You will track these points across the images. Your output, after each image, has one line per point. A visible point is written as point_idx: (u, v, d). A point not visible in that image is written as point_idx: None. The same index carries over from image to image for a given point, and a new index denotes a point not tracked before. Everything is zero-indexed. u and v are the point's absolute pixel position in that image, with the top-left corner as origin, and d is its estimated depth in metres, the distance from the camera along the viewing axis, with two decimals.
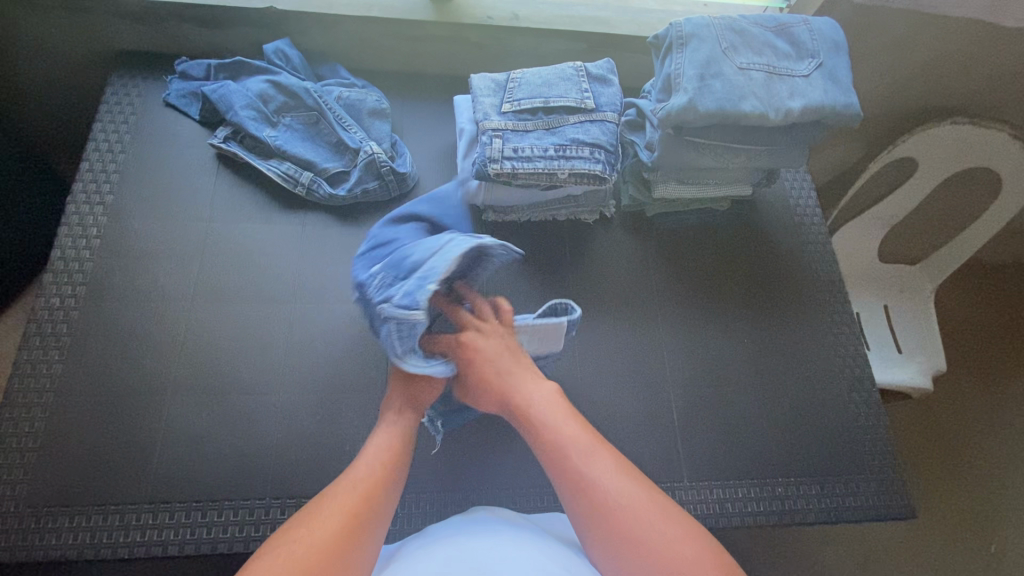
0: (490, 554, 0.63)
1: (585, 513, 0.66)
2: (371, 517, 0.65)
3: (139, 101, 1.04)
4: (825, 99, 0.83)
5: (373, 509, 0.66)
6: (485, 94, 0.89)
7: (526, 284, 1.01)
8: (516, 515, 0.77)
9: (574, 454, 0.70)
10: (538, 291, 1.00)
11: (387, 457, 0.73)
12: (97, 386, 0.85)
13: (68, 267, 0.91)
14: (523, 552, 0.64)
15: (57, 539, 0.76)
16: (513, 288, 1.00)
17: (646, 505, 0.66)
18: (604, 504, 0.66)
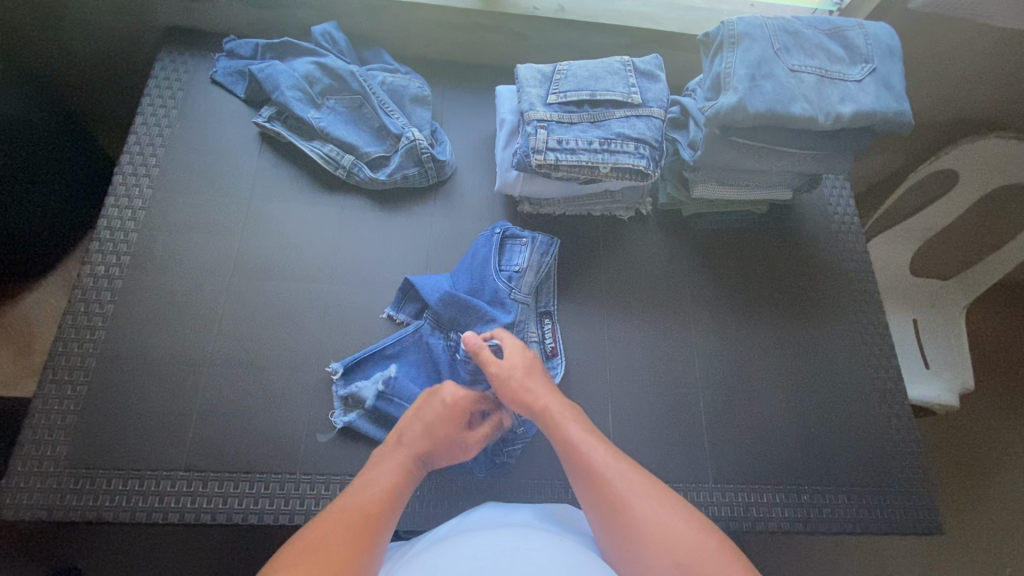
0: (515, 550, 0.61)
1: (591, 495, 0.69)
2: (379, 526, 0.66)
3: (187, 77, 1.05)
4: (877, 105, 0.82)
5: (376, 530, 0.65)
6: (531, 84, 0.89)
7: (560, 277, 1.01)
8: (533, 517, 0.74)
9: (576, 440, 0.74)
10: (572, 285, 1.00)
11: (394, 480, 0.72)
12: (138, 354, 0.87)
13: (114, 236, 0.93)
14: (548, 549, 0.62)
15: (95, 500, 0.78)
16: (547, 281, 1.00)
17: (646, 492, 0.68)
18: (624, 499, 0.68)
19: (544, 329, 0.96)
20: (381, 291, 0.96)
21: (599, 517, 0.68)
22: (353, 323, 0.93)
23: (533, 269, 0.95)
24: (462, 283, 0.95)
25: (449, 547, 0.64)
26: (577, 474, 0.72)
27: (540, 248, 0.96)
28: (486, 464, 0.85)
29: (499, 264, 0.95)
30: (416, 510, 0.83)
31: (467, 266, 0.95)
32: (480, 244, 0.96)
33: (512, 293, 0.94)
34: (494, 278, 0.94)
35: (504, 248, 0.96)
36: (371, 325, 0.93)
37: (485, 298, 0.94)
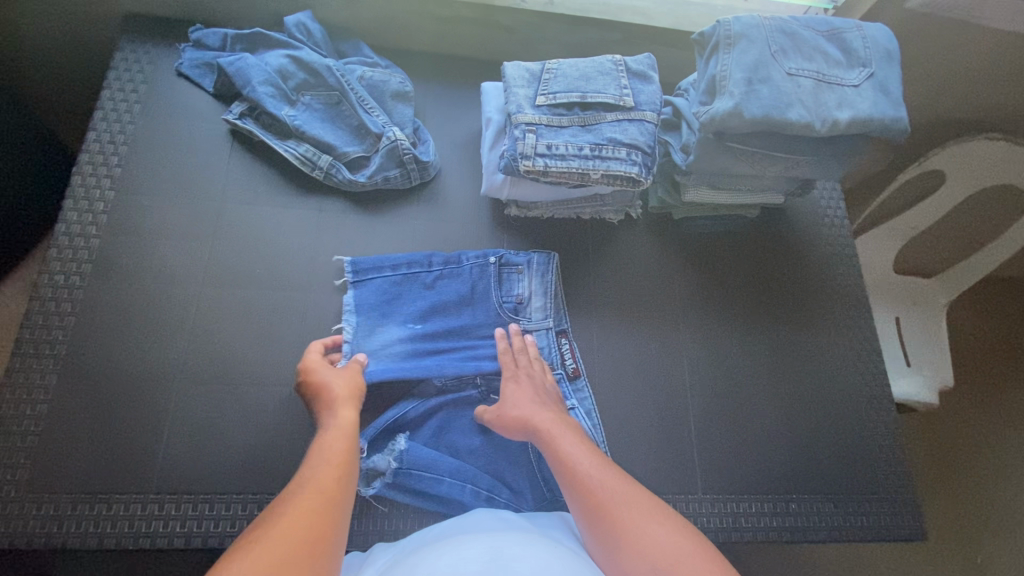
0: (501, 551, 0.59)
1: (576, 492, 0.70)
2: (338, 502, 0.61)
3: (150, 70, 0.99)
4: (874, 111, 0.79)
5: (333, 505, 0.60)
6: (519, 84, 0.84)
7: (559, 286, 0.97)
8: (515, 522, 0.72)
9: (562, 439, 0.76)
10: (563, 292, 0.97)
11: (340, 457, 0.67)
12: (101, 370, 0.82)
13: (73, 243, 0.87)
14: (533, 551, 0.60)
15: (60, 527, 0.74)
16: (557, 295, 0.96)
17: (631, 495, 0.68)
18: (605, 502, 0.67)
19: (562, 351, 0.94)
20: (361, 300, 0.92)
21: (584, 520, 0.67)
22: (332, 334, 0.89)
23: (536, 294, 0.95)
24: (448, 318, 0.92)
25: (446, 549, 0.61)
26: (564, 476, 0.72)
27: (539, 269, 0.96)
28: (537, 498, 0.84)
29: (500, 294, 0.94)
30: (401, 526, 0.81)
31: (456, 296, 0.93)
32: (474, 277, 0.94)
33: (521, 321, 0.94)
34: (498, 310, 0.94)
35: (502, 276, 0.95)
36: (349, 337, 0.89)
37: (489, 331, 0.93)
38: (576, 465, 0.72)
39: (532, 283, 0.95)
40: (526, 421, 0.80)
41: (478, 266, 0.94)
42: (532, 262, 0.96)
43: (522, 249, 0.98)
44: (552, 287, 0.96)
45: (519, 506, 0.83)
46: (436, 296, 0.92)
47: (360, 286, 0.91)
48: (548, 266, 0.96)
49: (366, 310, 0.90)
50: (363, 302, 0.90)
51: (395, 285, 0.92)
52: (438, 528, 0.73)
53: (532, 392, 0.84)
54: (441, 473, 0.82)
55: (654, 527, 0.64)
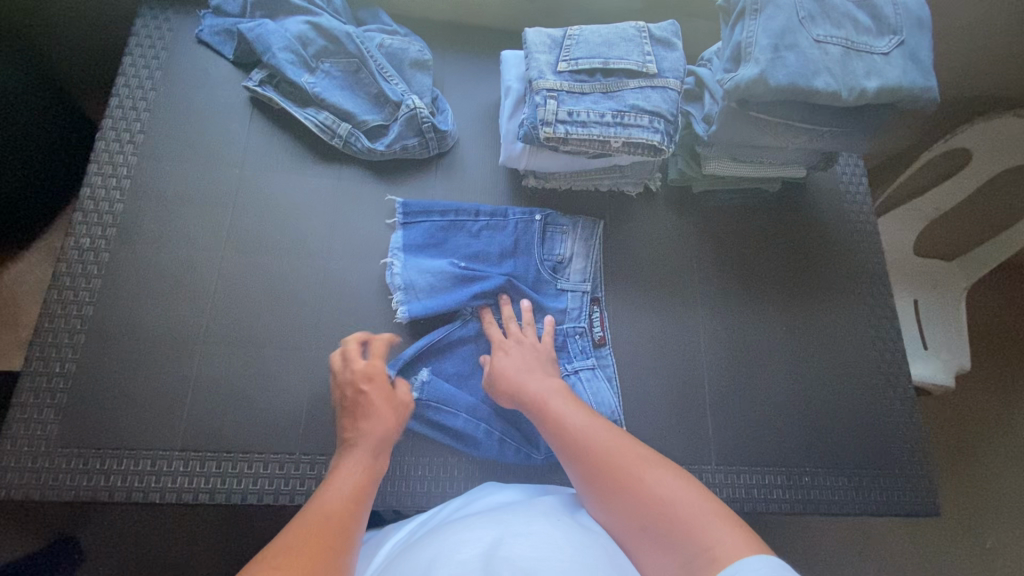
0: (507, 526, 0.58)
1: (572, 451, 0.69)
2: (351, 523, 0.61)
3: (171, 37, 0.99)
4: (904, 80, 0.78)
5: (348, 526, 0.60)
6: (540, 50, 0.83)
7: (590, 248, 0.98)
8: (517, 499, 0.72)
9: (552, 403, 0.76)
10: (588, 260, 0.97)
11: (359, 481, 0.67)
12: (127, 332, 0.84)
13: (98, 206, 0.88)
14: (538, 522, 0.59)
15: (90, 481, 0.77)
16: (588, 258, 0.97)
17: (625, 449, 0.67)
18: (599, 457, 0.66)
19: (594, 317, 0.95)
20: (380, 268, 0.92)
21: (581, 478, 0.67)
22: (351, 301, 0.90)
23: (577, 256, 0.97)
24: (490, 264, 0.94)
25: (452, 530, 0.60)
26: (560, 444, 0.71)
27: (583, 232, 0.98)
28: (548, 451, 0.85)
29: (541, 252, 0.96)
30: (419, 489, 0.83)
31: (500, 247, 0.95)
32: (518, 232, 0.96)
33: (559, 281, 0.96)
34: (538, 267, 0.95)
35: (545, 235, 0.97)
36: (368, 303, 0.90)
37: (528, 281, 0.95)
38: (568, 427, 0.72)
39: (575, 244, 0.97)
40: (519, 390, 0.79)
41: (524, 222, 0.96)
42: (577, 226, 0.98)
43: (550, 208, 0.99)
44: (593, 251, 0.97)
45: (531, 454, 0.85)
46: (480, 244, 0.94)
47: (409, 227, 0.94)
48: (593, 232, 0.98)
49: (412, 248, 0.93)
50: (410, 240, 0.93)
51: (442, 230, 0.94)
52: (444, 511, 0.73)
53: (523, 361, 0.84)
54: (460, 436, 0.84)
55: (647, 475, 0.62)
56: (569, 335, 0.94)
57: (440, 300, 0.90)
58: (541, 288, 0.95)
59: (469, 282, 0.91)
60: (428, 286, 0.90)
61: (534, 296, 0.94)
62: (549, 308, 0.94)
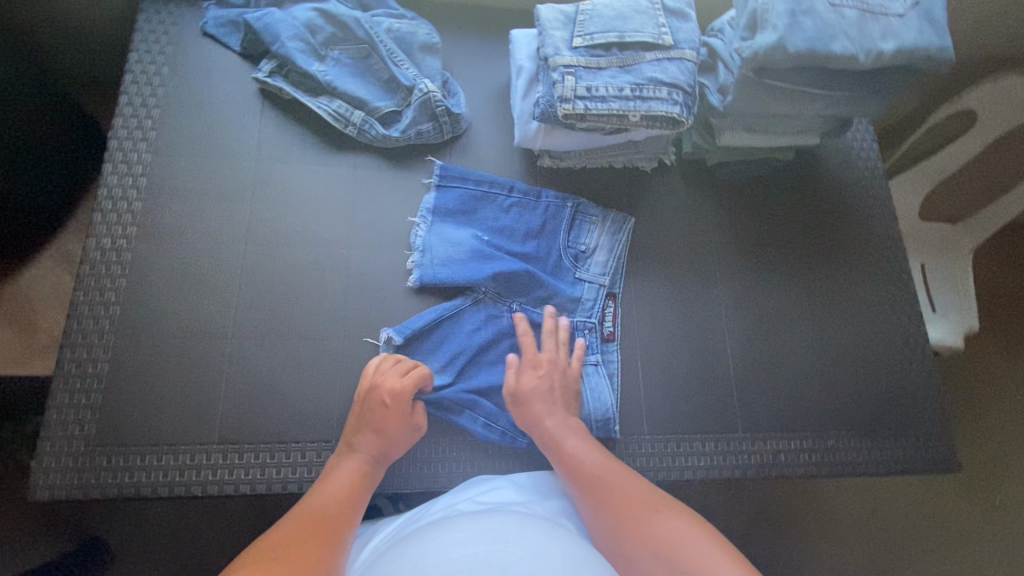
0: (505, 533, 0.59)
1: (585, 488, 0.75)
2: (338, 529, 0.66)
3: (175, 31, 0.98)
4: (920, 41, 0.78)
5: (335, 532, 0.65)
6: (554, 26, 0.82)
7: (613, 238, 0.98)
8: (506, 499, 0.73)
9: (566, 438, 0.80)
10: (612, 249, 0.97)
11: (348, 488, 0.72)
12: (155, 329, 0.84)
13: (116, 206, 0.88)
14: (529, 531, 0.60)
15: (131, 477, 0.78)
16: (611, 250, 0.97)
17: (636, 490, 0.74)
18: (613, 497, 0.73)
19: (607, 312, 0.95)
20: (401, 255, 0.92)
21: (591, 508, 0.73)
22: (375, 289, 0.90)
23: (602, 248, 0.97)
24: (513, 242, 0.95)
25: (442, 531, 0.60)
26: (572, 477, 0.77)
27: (611, 225, 0.98)
28: None
29: (566, 239, 0.97)
30: (454, 469, 0.84)
31: (526, 227, 0.96)
32: (548, 214, 0.97)
33: (579, 270, 0.96)
34: (560, 253, 0.96)
35: (573, 223, 0.98)
36: (393, 290, 0.91)
37: (548, 266, 0.96)
38: (582, 464, 0.77)
39: (601, 236, 0.98)
40: (536, 420, 0.82)
41: (555, 205, 0.98)
42: (607, 218, 0.98)
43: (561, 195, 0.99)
44: (621, 245, 0.98)
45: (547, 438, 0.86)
46: (507, 220, 0.96)
47: (442, 191, 0.95)
48: (622, 227, 0.98)
49: (441, 212, 0.94)
50: (441, 205, 0.94)
51: (474, 199, 0.96)
52: (437, 504, 0.75)
53: (547, 389, 0.84)
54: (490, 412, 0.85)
55: (657, 517, 0.69)
56: (577, 329, 0.93)
57: (455, 267, 0.91)
58: (555, 275, 0.96)
59: (486, 257, 0.92)
60: (446, 253, 0.92)
61: (549, 281, 0.94)
62: (563, 294, 0.94)
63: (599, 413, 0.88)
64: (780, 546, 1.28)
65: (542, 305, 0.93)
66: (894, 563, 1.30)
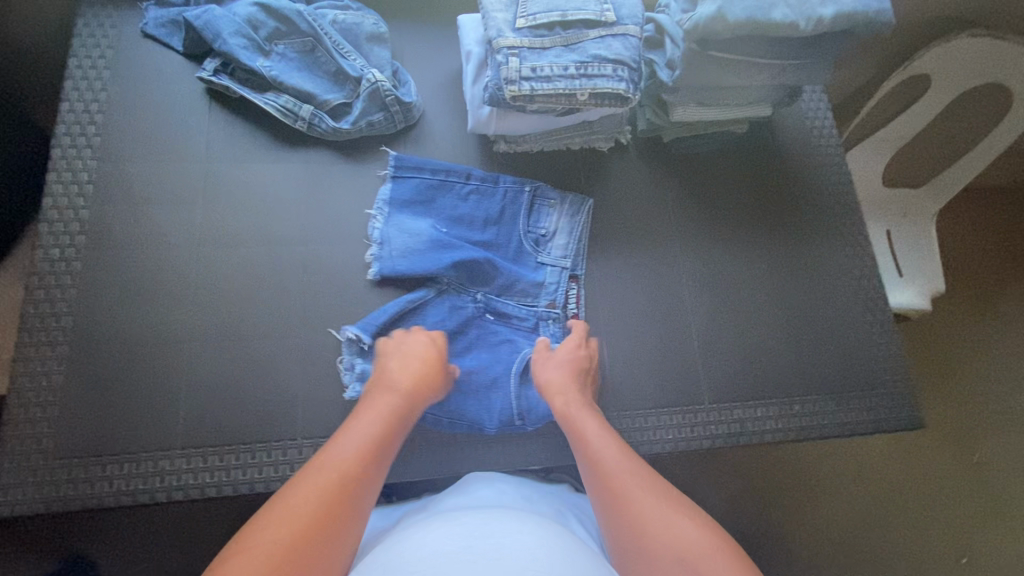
0: (499, 529, 0.59)
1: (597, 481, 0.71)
2: (361, 480, 0.64)
3: (115, 33, 0.95)
4: (858, 5, 0.79)
5: (355, 485, 0.63)
6: (497, 8, 0.82)
7: (572, 220, 0.98)
8: (515, 500, 0.72)
9: (586, 429, 0.77)
10: (572, 230, 0.97)
11: (374, 435, 0.69)
12: (111, 338, 0.83)
13: (63, 215, 0.86)
14: (523, 529, 0.59)
15: (93, 488, 0.77)
16: (570, 232, 0.97)
17: (652, 484, 0.69)
18: (623, 489, 0.69)
19: (570, 295, 0.95)
20: (360, 248, 0.92)
21: (601, 503, 0.69)
22: (335, 284, 0.90)
23: (561, 232, 0.97)
24: (472, 230, 0.95)
25: (438, 525, 0.60)
26: (589, 471, 0.72)
27: (570, 207, 0.98)
28: (535, 421, 0.86)
29: (526, 224, 0.97)
30: (424, 458, 0.85)
31: (485, 214, 0.96)
32: (506, 201, 0.97)
33: (540, 255, 0.96)
34: (520, 239, 0.96)
35: (532, 207, 0.98)
36: (353, 284, 0.90)
37: (509, 252, 0.96)
38: (600, 455, 0.73)
39: (560, 219, 0.98)
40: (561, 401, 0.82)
41: (513, 190, 0.97)
42: (565, 201, 0.98)
43: (518, 179, 0.99)
44: (580, 227, 0.97)
45: (518, 423, 0.86)
46: (466, 208, 0.95)
47: (398, 181, 0.95)
48: (580, 209, 0.98)
49: (398, 203, 0.94)
50: (397, 196, 0.94)
51: (431, 189, 0.95)
52: (445, 500, 0.74)
53: (578, 372, 0.86)
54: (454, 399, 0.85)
55: (678, 518, 0.64)
56: (540, 316, 0.94)
57: (414, 257, 0.90)
58: (517, 261, 0.96)
59: (446, 247, 0.91)
60: (404, 245, 0.91)
61: (510, 268, 0.94)
62: (525, 280, 0.94)
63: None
64: (762, 514, 1.30)
65: (503, 293, 0.93)
66: (874, 524, 1.33)
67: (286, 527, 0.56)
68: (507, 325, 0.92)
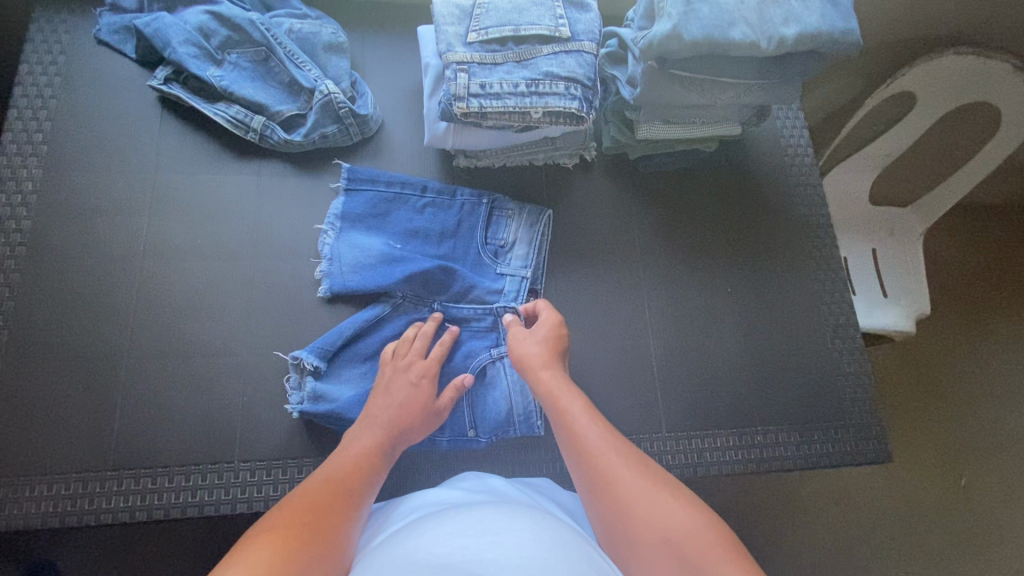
0: (492, 525, 0.56)
1: (580, 455, 0.70)
2: (351, 496, 0.66)
3: (67, 39, 0.94)
4: (823, 24, 0.76)
5: (347, 498, 0.65)
6: (448, 21, 0.79)
7: (533, 228, 0.95)
8: (505, 492, 0.70)
9: (568, 404, 0.75)
10: (535, 239, 0.95)
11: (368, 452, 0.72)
12: (47, 353, 0.80)
13: (5, 225, 0.84)
14: (517, 523, 0.57)
15: (19, 509, 0.74)
16: (532, 237, 0.94)
17: (634, 461, 0.68)
18: (608, 466, 0.67)
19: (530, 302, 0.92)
20: (309, 264, 0.89)
21: (587, 481, 0.68)
22: (281, 300, 0.87)
23: (521, 242, 0.94)
24: (427, 243, 0.93)
25: (433, 525, 0.58)
26: (571, 446, 0.71)
27: (529, 217, 0.95)
28: (489, 433, 0.84)
29: (484, 236, 0.94)
30: None
31: (441, 227, 0.93)
32: (464, 213, 0.94)
33: (499, 266, 0.94)
34: (478, 251, 0.94)
35: (490, 219, 0.95)
36: (300, 301, 0.87)
37: (467, 264, 0.93)
38: (582, 432, 0.71)
39: (519, 230, 0.95)
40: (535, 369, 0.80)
41: (471, 203, 0.95)
42: (524, 210, 0.95)
43: (477, 190, 0.96)
44: (540, 238, 0.95)
45: (473, 436, 0.84)
46: (422, 222, 0.93)
47: (351, 195, 0.92)
48: (540, 218, 0.95)
49: (351, 218, 0.91)
50: (350, 210, 0.91)
51: (386, 202, 0.93)
52: (425, 496, 0.72)
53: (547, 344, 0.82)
54: None
55: (661, 495, 0.64)
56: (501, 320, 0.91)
57: (366, 271, 0.88)
58: (478, 272, 0.93)
59: (400, 259, 0.89)
60: (355, 260, 0.89)
61: (467, 278, 0.91)
62: (482, 290, 0.91)
63: (519, 407, 0.86)
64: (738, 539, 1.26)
65: (460, 299, 0.91)
66: (854, 553, 1.29)
67: (281, 529, 0.58)
68: (464, 332, 0.90)
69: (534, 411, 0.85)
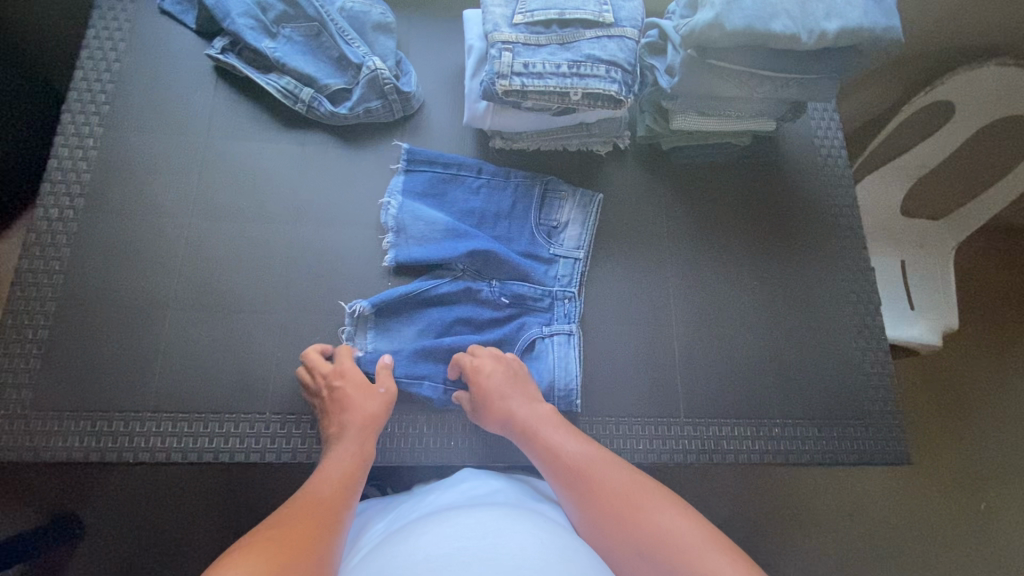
0: (492, 527, 0.59)
1: (562, 476, 0.74)
2: (338, 501, 0.68)
3: (134, 7, 0.99)
4: (865, 20, 0.77)
5: (337, 506, 0.67)
6: (496, 3, 0.83)
7: (585, 210, 0.97)
8: (503, 494, 0.72)
9: (539, 427, 0.79)
10: (587, 223, 0.97)
11: (350, 466, 0.74)
12: (97, 299, 0.85)
13: (66, 178, 0.89)
14: (517, 528, 0.60)
15: (64, 441, 0.79)
16: (584, 222, 0.97)
17: (611, 475, 0.73)
18: (589, 485, 0.72)
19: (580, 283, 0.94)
20: (345, 232, 0.92)
21: (573, 502, 0.72)
22: (317, 265, 0.90)
23: (573, 223, 0.97)
24: (485, 222, 0.95)
25: (432, 525, 0.60)
26: (552, 469, 0.75)
27: (581, 201, 0.98)
28: None
29: (537, 217, 0.97)
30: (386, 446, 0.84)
31: (496, 208, 0.96)
32: (517, 196, 0.97)
33: (552, 246, 0.96)
34: (533, 232, 0.96)
35: (543, 202, 0.97)
36: (335, 266, 0.91)
37: (523, 245, 0.95)
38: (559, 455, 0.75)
39: (572, 211, 0.97)
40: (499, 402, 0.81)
41: (524, 186, 0.97)
42: (577, 193, 0.98)
43: (527, 173, 0.99)
44: (590, 219, 0.97)
45: None
46: (478, 201, 0.96)
47: (411, 173, 0.95)
48: (591, 202, 0.98)
49: (412, 195, 0.94)
50: (411, 187, 0.95)
51: (442, 182, 0.96)
52: (431, 493, 0.74)
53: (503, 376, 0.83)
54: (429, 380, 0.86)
55: (639, 507, 0.68)
56: (556, 298, 0.93)
57: (431, 242, 0.91)
58: (535, 250, 0.95)
59: (461, 235, 0.92)
60: (420, 233, 0.92)
61: (522, 260, 0.93)
62: (538, 271, 0.94)
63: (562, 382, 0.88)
64: (749, 539, 1.26)
65: (518, 276, 0.93)
66: (865, 562, 1.28)
67: (276, 538, 0.59)
68: (520, 308, 0.92)
69: (575, 391, 0.88)
